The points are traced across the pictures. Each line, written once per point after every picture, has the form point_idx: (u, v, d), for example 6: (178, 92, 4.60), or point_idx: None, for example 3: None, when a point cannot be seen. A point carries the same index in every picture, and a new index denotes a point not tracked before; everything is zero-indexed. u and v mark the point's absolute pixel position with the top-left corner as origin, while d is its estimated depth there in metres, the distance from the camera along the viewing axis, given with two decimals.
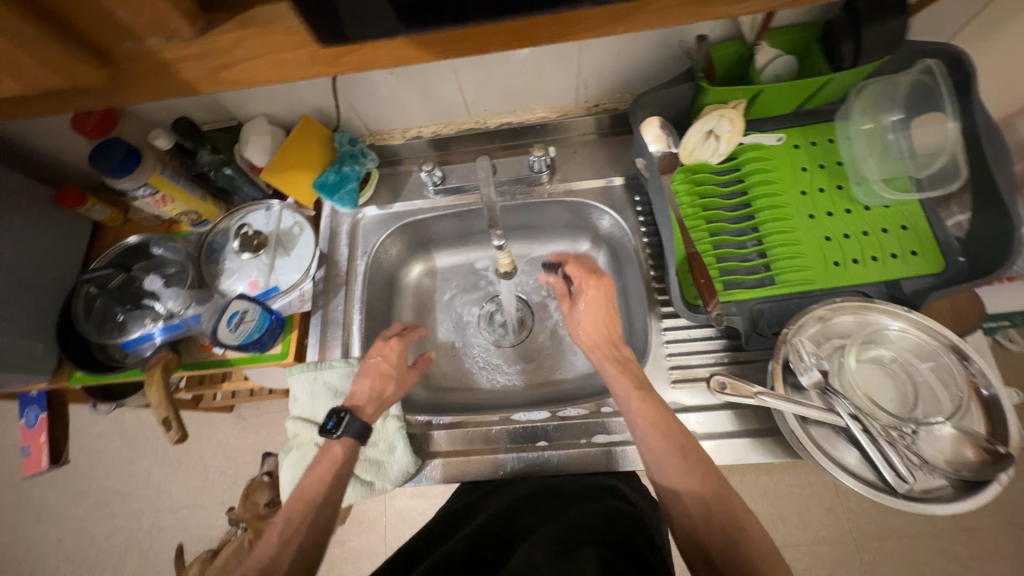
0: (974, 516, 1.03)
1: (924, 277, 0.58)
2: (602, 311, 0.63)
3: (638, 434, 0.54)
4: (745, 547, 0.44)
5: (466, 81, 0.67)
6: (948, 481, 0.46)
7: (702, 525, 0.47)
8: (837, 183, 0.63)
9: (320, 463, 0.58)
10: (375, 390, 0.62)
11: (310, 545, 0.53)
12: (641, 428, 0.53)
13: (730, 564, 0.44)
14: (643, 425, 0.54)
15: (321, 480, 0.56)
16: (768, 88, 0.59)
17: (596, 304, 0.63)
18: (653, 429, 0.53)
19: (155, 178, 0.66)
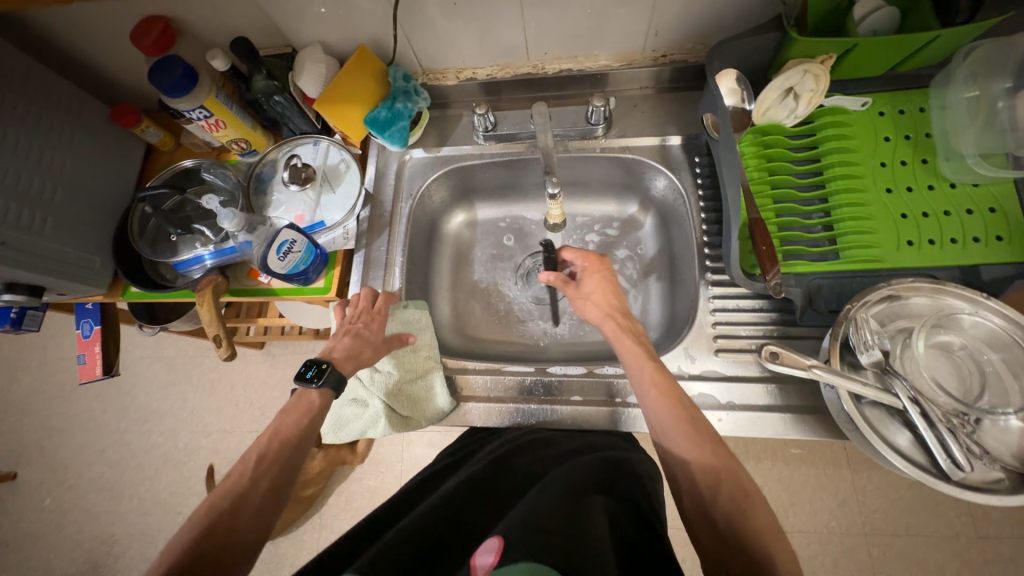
0: (997, 525, 1.01)
1: (1007, 266, 0.54)
2: (606, 291, 0.62)
3: (646, 405, 0.53)
4: (756, 525, 0.43)
5: (530, 19, 0.63)
6: (1007, 474, 0.44)
7: (711, 495, 0.46)
8: (922, 157, 0.58)
9: (295, 408, 0.55)
10: (353, 350, 0.60)
11: (269, 496, 0.49)
12: (651, 396, 0.52)
13: (737, 536, 0.43)
14: (657, 401, 0.52)
15: (297, 423, 0.54)
16: (865, 42, 0.53)
17: (603, 280, 0.63)
18: (667, 405, 0.51)
19: (211, 102, 0.65)
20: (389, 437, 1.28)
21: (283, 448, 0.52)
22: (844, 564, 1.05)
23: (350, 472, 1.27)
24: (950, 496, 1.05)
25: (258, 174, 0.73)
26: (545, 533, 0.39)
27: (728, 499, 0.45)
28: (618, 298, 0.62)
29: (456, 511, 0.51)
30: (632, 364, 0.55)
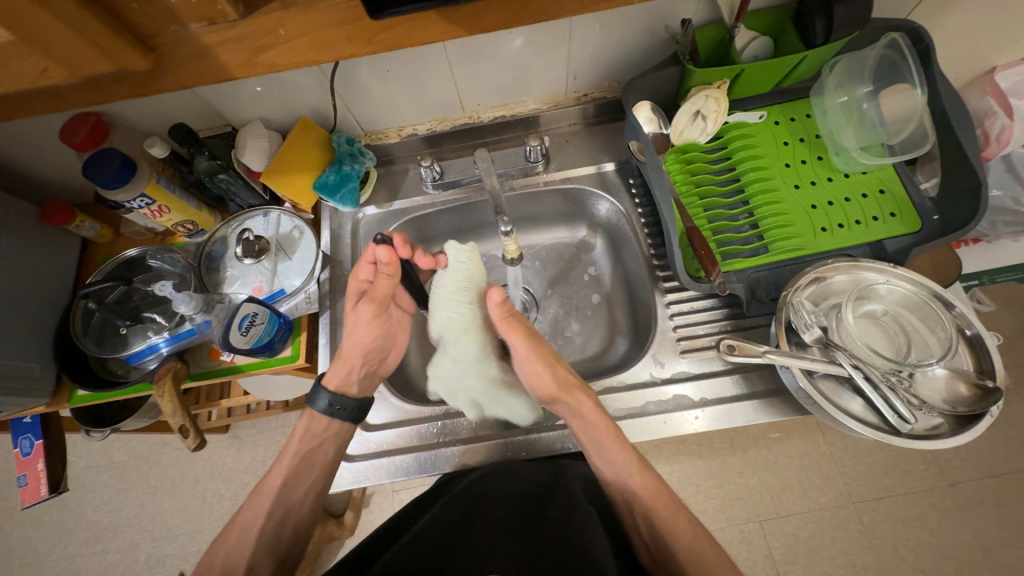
0: (960, 470, 1.09)
1: (904, 237, 0.62)
2: (546, 359, 0.59)
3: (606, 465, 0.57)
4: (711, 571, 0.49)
5: (460, 76, 0.68)
6: (944, 418, 0.50)
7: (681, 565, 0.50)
8: (818, 154, 0.67)
9: (288, 445, 0.60)
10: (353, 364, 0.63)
11: (270, 532, 0.57)
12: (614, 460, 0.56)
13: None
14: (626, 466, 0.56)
15: (283, 470, 0.59)
16: (749, 67, 0.62)
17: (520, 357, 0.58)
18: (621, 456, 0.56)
19: (151, 188, 0.65)
20: (379, 502, 1.22)
21: (265, 502, 0.58)
22: (840, 537, 1.09)
23: (340, 547, 1.20)
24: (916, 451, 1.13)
25: (209, 252, 0.73)
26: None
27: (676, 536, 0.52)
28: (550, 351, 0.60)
29: (433, 545, 0.53)
30: (614, 448, 0.56)
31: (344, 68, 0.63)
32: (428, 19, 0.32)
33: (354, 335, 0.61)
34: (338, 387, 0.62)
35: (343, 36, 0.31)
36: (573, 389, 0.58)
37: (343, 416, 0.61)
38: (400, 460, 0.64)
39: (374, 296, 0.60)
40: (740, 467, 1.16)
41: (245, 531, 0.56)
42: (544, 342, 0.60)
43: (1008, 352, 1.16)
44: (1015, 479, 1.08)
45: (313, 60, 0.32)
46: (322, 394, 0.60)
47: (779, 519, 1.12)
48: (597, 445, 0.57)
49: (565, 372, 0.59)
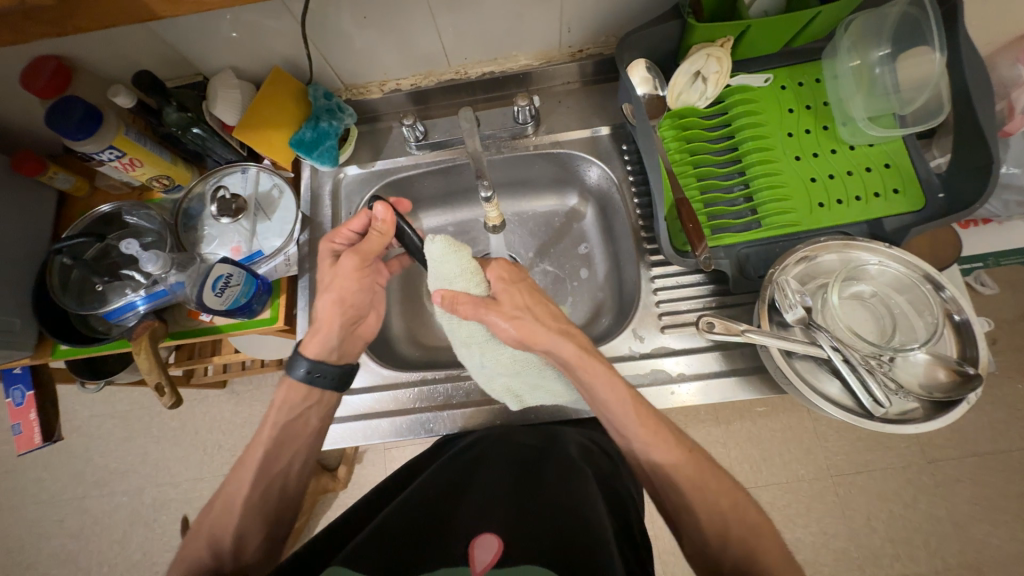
0: (940, 448, 1.10)
1: (905, 215, 0.59)
2: (523, 301, 0.56)
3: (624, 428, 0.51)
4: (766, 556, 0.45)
5: (445, 26, 0.63)
6: (920, 403, 0.49)
7: (716, 541, 0.47)
8: (823, 124, 0.63)
9: (271, 414, 0.58)
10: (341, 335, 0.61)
11: (256, 501, 0.55)
12: (620, 417, 0.51)
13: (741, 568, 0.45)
14: (645, 438, 0.50)
15: (263, 438, 0.57)
16: (756, 24, 0.57)
17: (513, 317, 0.54)
18: (645, 430, 0.50)
19: (120, 140, 0.62)
20: (371, 459, 1.26)
21: (250, 471, 0.55)
22: (816, 507, 1.12)
23: (333, 499, 1.25)
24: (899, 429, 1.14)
25: (186, 210, 0.71)
26: (529, 557, 0.42)
27: (712, 513, 0.48)
28: (535, 302, 0.57)
29: (420, 506, 0.50)
30: (603, 384, 0.51)
31: (315, 13, 0.59)
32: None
33: (325, 302, 0.60)
34: (320, 354, 0.59)
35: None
36: (547, 331, 0.53)
37: (324, 381, 0.59)
38: (377, 424, 0.65)
39: (360, 252, 0.60)
40: (724, 438, 1.18)
41: (232, 504, 0.54)
42: (507, 292, 0.57)
43: (1003, 335, 1.15)
44: (995, 459, 1.09)
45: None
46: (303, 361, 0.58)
47: (758, 488, 1.15)
48: (587, 386, 0.52)
49: (533, 319, 0.54)
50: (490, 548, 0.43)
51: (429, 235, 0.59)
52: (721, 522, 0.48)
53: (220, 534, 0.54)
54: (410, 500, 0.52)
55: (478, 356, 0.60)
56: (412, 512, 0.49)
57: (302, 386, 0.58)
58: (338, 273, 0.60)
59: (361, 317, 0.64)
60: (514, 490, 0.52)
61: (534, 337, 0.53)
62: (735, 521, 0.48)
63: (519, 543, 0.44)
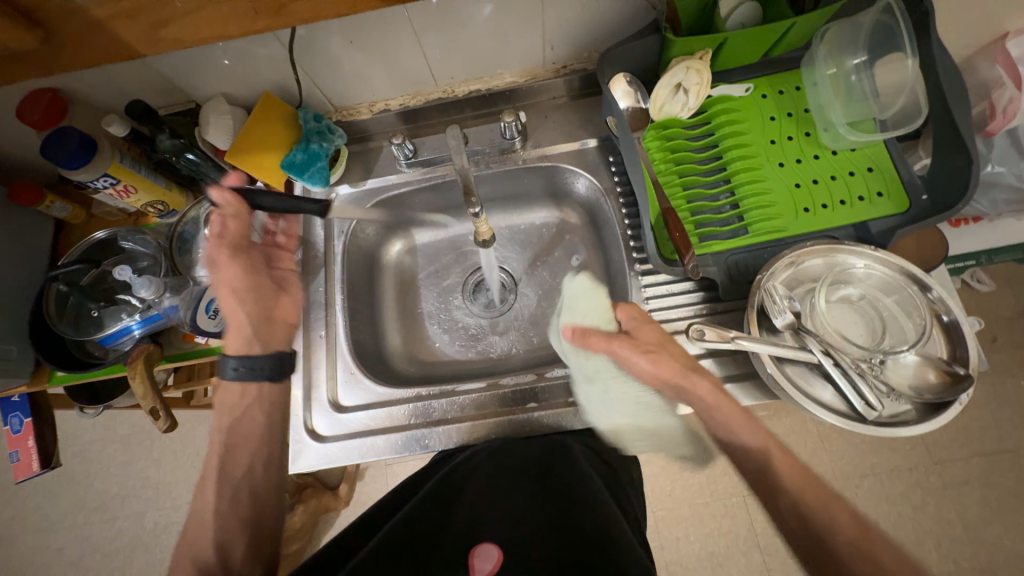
0: (945, 448, 1.09)
1: (891, 217, 0.60)
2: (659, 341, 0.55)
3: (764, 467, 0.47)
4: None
5: (431, 47, 0.65)
6: (913, 405, 0.49)
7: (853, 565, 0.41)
8: (805, 130, 0.64)
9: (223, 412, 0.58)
10: (261, 332, 0.61)
11: (231, 510, 0.53)
12: (775, 458, 0.47)
13: None
14: (794, 482, 0.46)
15: (243, 443, 0.57)
16: (733, 36, 0.58)
17: (655, 352, 0.54)
18: (794, 475, 0.46)
19: (115, 168, 0.63)
20: (372, 476, 1.25)
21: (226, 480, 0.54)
22: None
23: (335, 518, 1.23)
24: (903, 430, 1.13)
25: (180, 233, 0.71)
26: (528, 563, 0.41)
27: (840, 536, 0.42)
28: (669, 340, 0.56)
29: (416, 523, 0.48)
30: (739, 424, 0.49)
31: (303, 40, 0.60)
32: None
33: (230, 298, 0.59)
34: (241, 351, 0.59)
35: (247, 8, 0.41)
36: (679, 365, 0.53)
37: (259, 376, 0.58)
38: (372, 442, 0.65)
39: (223, 238, 0.59)
40: None
41: (205, 518, 0.53)
42: (643, 330, 0.56)
43: (1003, 332, 1.14)
44: (1002, 458, 1.08)
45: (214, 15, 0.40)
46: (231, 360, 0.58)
47: None
48: (721, 426, 0.51)
49: (669, 355, 0.54)
50: (490, 560, 0.42)
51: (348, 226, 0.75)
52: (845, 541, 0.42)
53: (205, 552, 0.51)
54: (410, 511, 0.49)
55: (604, 390, 0.60)
56: (411, 521, 0.48)
57: (236, 386, 0.58)
58: (220, 265, 0.59)
59: (274, 306, 0.63)
60: (519, 501, 0.51)
61: (670, 374, 0.53)
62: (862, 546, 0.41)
63: (519, 553, 0.43)
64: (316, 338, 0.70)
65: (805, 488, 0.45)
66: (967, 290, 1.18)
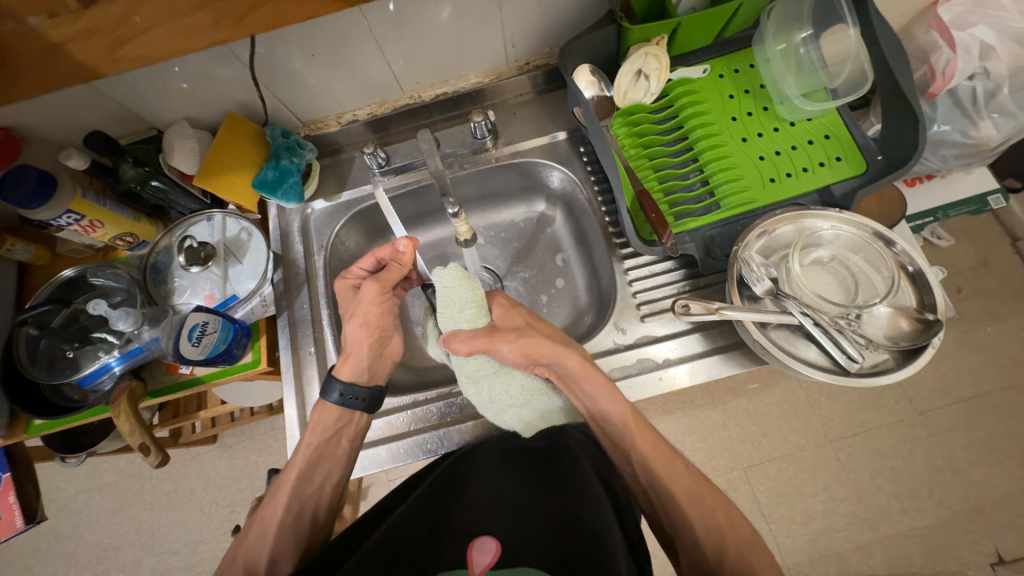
0: (927, 399, 1.14)
1: (850, 180, 0.63)
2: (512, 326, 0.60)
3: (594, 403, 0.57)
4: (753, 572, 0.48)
5: (394, 54, 0.65)
6: (891, 354, 0.52)
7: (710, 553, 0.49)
8: (762, 105, 0.67)
9: (311, 429, 0.60)
10: (364, 357, 0.62)
11: (287, 530, 0.57)
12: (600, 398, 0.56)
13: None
14: (621, 410, 0.56)
15: (299, 460, 0.59)
16: (686, 19, 0.60)
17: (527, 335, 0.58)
18: (634, 431, 0.56)
19: (77, 203, 0.61)
20: (377, 493, 1.23)
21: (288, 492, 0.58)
22: (820, 475, 1.14)
23: None
24: (887, 386, 1.17)
25: (154, 264, 0.70)
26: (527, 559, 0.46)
27: (710, 530, 0.51)
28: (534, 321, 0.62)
29: (418, 522, 0.50)
30: (607, 399, 0.56)
31: (263, 56, 0.60)
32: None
33: (352, 328, 0.62)
34: (352, 377, 0.62)
35: (209, 20, 0.28)
36: (549, 343, 0.58)
37: (362, 405, 0.60)
38: (375, 454, 0.64)
39: (380, 280, 0.62)
40: (723, 420, 1.20)
41: (264, 528, 0.57)
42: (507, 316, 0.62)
43: (967, 283, 1.20)
44: (979, 402, 1.13)
45: (185, 49, 0.29)
46: (336, 381, 0.60)
47: (763, 465, 1.17)
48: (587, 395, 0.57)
49: (535, 335, 0.59)
50: (488, 551, 0.47)
51: (333, 225, 0.75)
52: (715, 533, 0.51)
53: (257, 556, 0.56)
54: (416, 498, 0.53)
55: (487, 387, 0.58)
56: (411, 522, 0.50)
57: (338, 410, 0.60)
58: (359, 301, 0.63)
59: (387, 341, 0.65)
60: (522, 496, 0.53)
61: (539, 351, 0.57)
62: (717, 532, 0.51)
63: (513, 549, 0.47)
64: (306, 355, 0.69)
65: (684, 488, 0.53)
66: (931, 246, 1.24)
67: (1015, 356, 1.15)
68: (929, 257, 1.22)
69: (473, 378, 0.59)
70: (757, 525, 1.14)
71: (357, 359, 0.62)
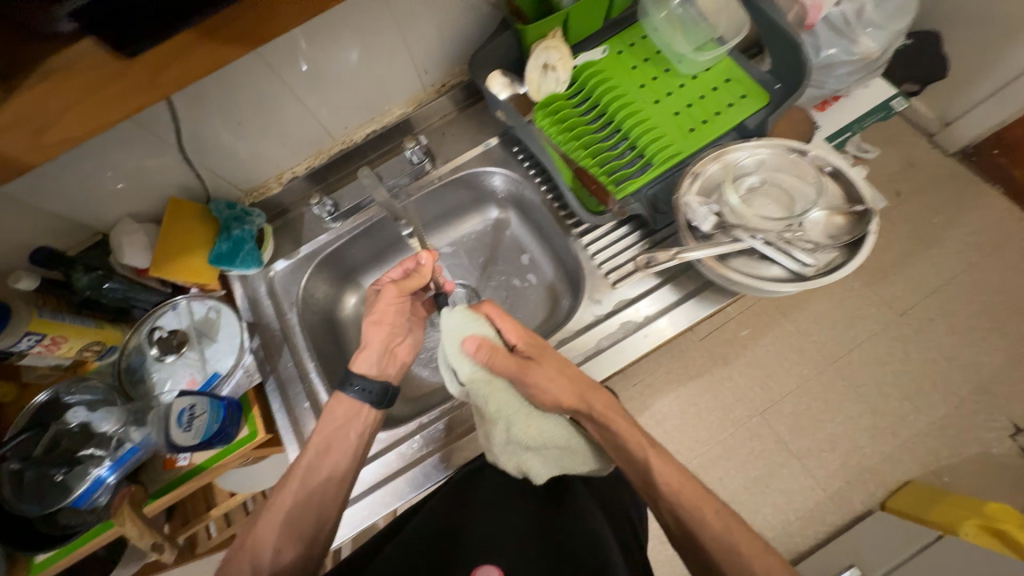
0: (901, 299, 1.20)
1: (760, 111, 0.68)
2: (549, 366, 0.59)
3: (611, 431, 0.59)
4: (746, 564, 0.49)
5: (315, 106, 0.68)
6: (839, 250, 0.55)
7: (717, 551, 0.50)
8: (664, 68, 0.72)
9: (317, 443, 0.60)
10: (382, 355, 0.65)
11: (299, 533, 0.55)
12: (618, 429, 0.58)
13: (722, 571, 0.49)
14: (626, 434, 0.58)
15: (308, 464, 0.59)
16: (572, 10, 0.66)
17: (549, 372, 0.59)
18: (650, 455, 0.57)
19: (37, 322, 0.60)
20: None
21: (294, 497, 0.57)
22: (831, 397, 1.16)
23: None
24: (865, 297, 1.22)
25: (127, 365, 0.69)
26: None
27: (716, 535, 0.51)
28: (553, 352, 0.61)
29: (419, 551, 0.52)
30: (624, 431, 0.58)
31: (191, 136, 0.62)
32: (196, 38, 0.31)
33: (374, 326, 0.64)
34: (363, 371, 0.63)
35: (122, 88, 0.31)
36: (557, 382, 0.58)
37: (367, 398, 0.61)
38: (403, 480, 0.64)
39: (401, 285, 0.66)
40: (727, 373, 1.20)
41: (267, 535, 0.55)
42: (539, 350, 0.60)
43: (902, 185, 1.28)
44: (947, 289, 1.20)
45: (104, 124, 0.32)
46: (353, 375, 0.62)
47: (777, 404, 1.18)
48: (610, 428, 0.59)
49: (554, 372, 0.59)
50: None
51: (301, 279, 0.76)
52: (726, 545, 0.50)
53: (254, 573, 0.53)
54: (414, 531, 0.55)
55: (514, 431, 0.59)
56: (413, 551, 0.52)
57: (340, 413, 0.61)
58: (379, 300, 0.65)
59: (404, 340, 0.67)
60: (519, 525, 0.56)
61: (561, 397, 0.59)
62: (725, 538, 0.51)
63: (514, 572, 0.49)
64: (302, 411, 0.69)
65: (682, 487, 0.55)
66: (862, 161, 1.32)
67: (964, 239, 1.23)
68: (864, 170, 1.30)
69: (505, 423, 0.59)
70: (789, 465, 1.14)
71: (372, 351, 0.64)
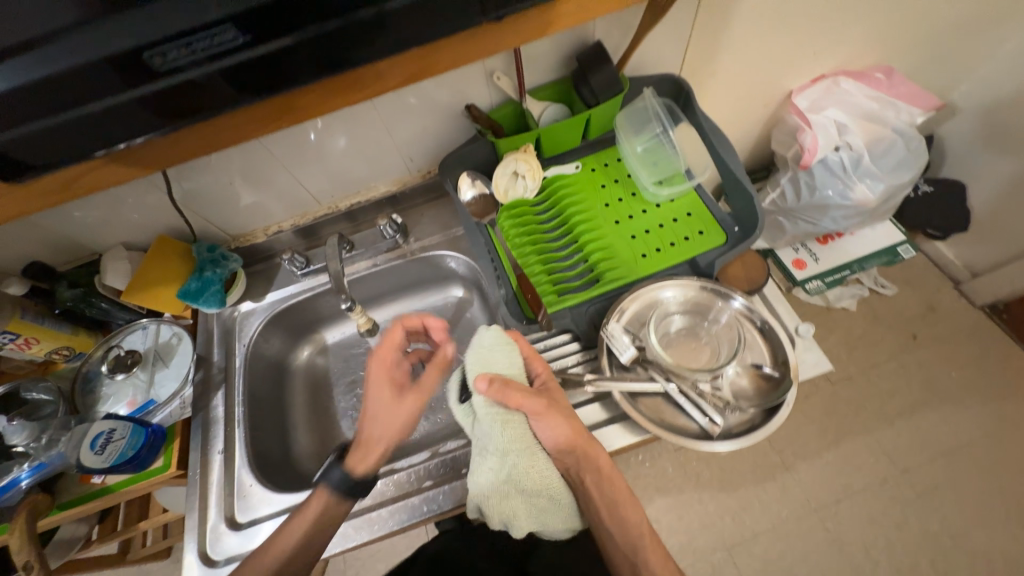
0: (906, 455, 1.08)
1: (714, 249, 0.69)
2: (560, 410, 0.54)
3: (597, 489, 0.57)
4: None
5: (304, 177, 0.75)
6: (754, 412, 0.55)
7: None
8: (630, 191, 0.75)
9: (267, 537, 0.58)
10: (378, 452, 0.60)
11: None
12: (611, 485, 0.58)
13: None
14: (618, 492, 0.58)
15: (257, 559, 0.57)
16: (545, 131, 0.71)
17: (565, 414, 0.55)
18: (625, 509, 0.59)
19: (14, 323, 0.65)
20: None
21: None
22: (810, 550, 1.04)
23: None
24: (863, 443, 1.11)
25: (85, 374, 0.74)
26: None
27: None
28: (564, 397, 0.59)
29: None
30: (616, 489, 0.58)
31: (185, 189, 0.70)
32: (104, 163, 0.43)
33: (382, 428, 0.58)
34: (358, 470, 0.58)
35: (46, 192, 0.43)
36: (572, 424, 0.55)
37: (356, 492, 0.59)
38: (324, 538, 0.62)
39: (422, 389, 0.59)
40: (697, 495, 1.11)
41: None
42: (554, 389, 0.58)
43: (921, 330, 1.20)
44: (961, 455, 1.08)
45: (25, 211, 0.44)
46: (338, 467, 0.58)
47: (747, 542, 1.07)
48: (603, 487, 0.57)
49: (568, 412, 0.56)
50: None
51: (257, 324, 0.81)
52: None
53: None
54: None
55: (512, 471, 0.52)
56: None
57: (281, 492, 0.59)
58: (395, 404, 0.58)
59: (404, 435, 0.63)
60: None
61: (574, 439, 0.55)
62: None
63: None
64: (214, 454, 0.71)
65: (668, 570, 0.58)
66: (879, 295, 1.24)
67: (986, 402, 1.11)
68: (879, 307, 1.22)
69: (498, 462, 0.52)
70: None
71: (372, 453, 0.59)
